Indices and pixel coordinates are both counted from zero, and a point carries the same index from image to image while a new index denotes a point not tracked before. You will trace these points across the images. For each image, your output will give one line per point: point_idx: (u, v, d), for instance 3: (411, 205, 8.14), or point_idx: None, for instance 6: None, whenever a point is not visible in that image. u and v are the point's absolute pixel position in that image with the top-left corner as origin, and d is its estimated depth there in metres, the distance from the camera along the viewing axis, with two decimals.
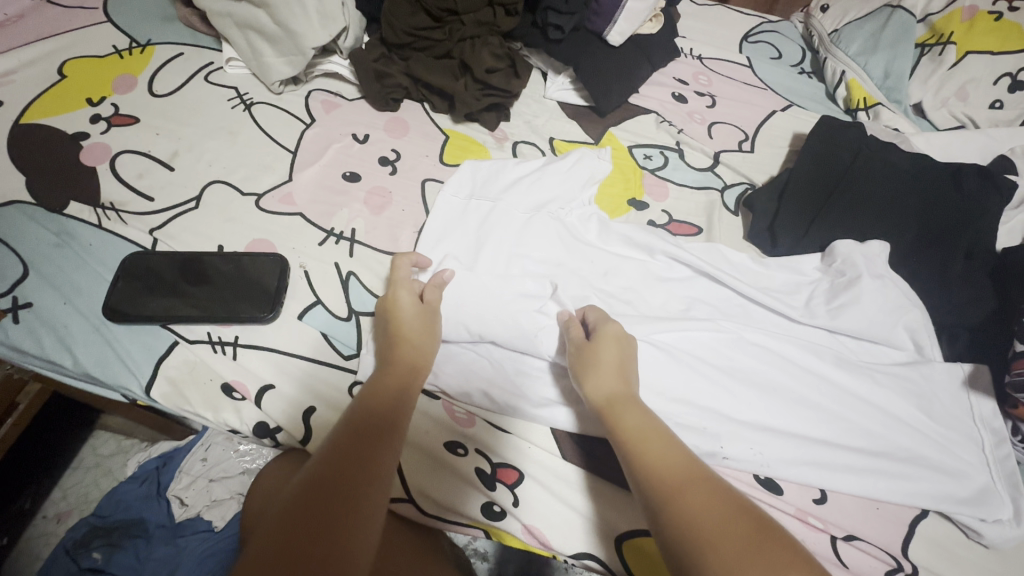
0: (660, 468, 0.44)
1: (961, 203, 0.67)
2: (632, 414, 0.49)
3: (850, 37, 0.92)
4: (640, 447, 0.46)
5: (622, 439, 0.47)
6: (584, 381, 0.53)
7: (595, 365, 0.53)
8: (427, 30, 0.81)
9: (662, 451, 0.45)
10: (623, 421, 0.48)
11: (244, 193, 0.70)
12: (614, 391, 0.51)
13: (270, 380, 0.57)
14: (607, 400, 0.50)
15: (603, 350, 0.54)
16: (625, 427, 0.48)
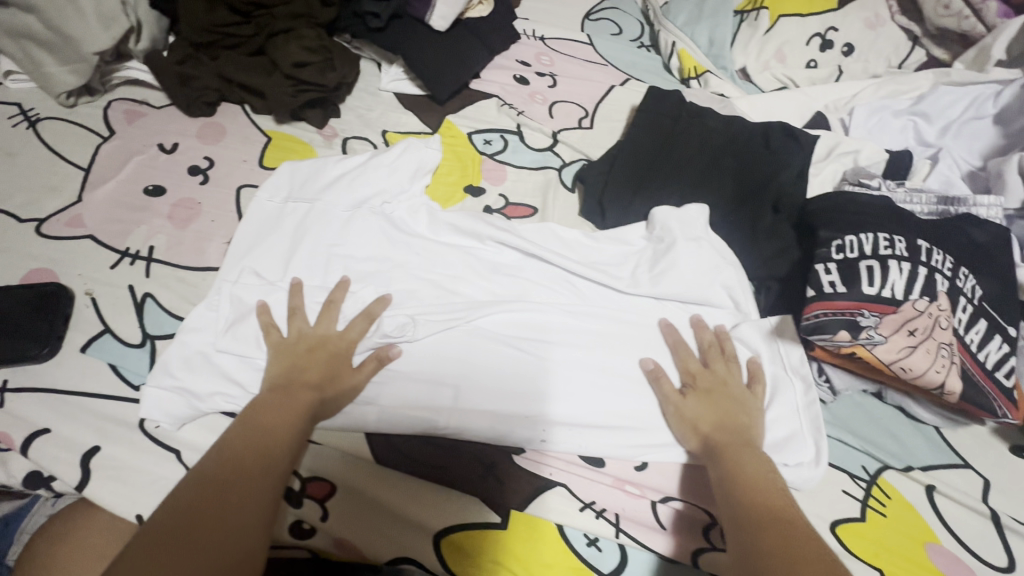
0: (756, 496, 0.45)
1: (767, 161, 0.70)
2: (750, 457, 0.49)
3: (677, 9, 0.94)
4: (755, 486, 0.46)
5: (736, 472, 0.48)
6: (694, 425, 0.53)
7: (712, 405, 0.54)
8: (233, 26, 0.76)
9: (771, 496, 0.45)
10: (740, 460, 0.49)
11: (22, 220, 0.63)
12: (725, 436, 0.52)
13: (44, 424, 0.51)
14: (714, 439, 0.52)
15: (706, 403, 0.54)
16: (737, 464, 0.48)
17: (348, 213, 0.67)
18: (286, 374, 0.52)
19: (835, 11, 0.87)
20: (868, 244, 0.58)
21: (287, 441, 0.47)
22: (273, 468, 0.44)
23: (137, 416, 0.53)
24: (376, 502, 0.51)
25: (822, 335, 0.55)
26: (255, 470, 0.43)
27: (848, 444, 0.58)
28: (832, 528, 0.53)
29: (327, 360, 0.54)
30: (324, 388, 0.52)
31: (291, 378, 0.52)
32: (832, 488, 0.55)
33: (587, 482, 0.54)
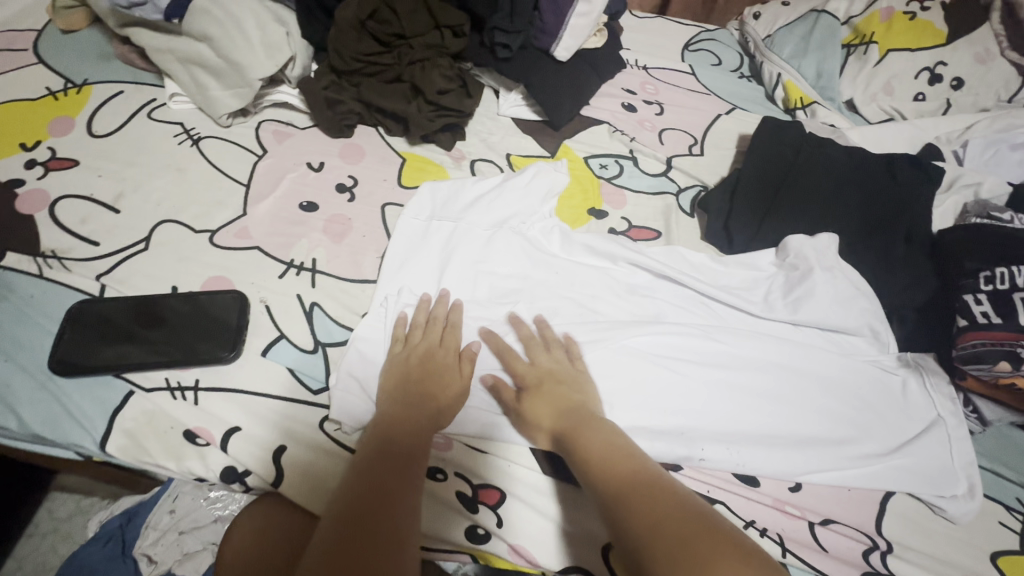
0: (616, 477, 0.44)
1: (896, 192, 0.71)
2: (593, 435, 0.49)
3: (782, 41, 0.96)
4: (600, 469, 0.46)
5: (584, 455, 0.48)
6: (539, 427, 0.54)
7: (539, 400, 0.55)
8: (376, 55, 0.81)
9: (623, 468, 0.45)
10: (585, 440, 0.49)
11: (197, 231, 0.68)
12: (567, 421, 0.52)
13: (236, 423, 0.55)
14: (559, 429, 0.52)
15: (540, 399, 0.55)
16: (583, 447, 0.48)
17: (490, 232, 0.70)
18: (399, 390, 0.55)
19: (944, 46, 0.89)
20: (1020, 277, 0.58)
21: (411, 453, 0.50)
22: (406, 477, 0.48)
23: (317, 418, 0.56)
24: (542, 510, 0.54)
25: (980, 365, 0.57)
26: (390, 480, 0.47)
27: (1002, 476, 0.58)
28: (992, 558, 0.53)
29: (432, 373, 0.57)
30: (437, 399, 0.55)
31: (405, 391, 0.55)
32: (990, 519, 0.55)
33: (743, 501, 0.56)
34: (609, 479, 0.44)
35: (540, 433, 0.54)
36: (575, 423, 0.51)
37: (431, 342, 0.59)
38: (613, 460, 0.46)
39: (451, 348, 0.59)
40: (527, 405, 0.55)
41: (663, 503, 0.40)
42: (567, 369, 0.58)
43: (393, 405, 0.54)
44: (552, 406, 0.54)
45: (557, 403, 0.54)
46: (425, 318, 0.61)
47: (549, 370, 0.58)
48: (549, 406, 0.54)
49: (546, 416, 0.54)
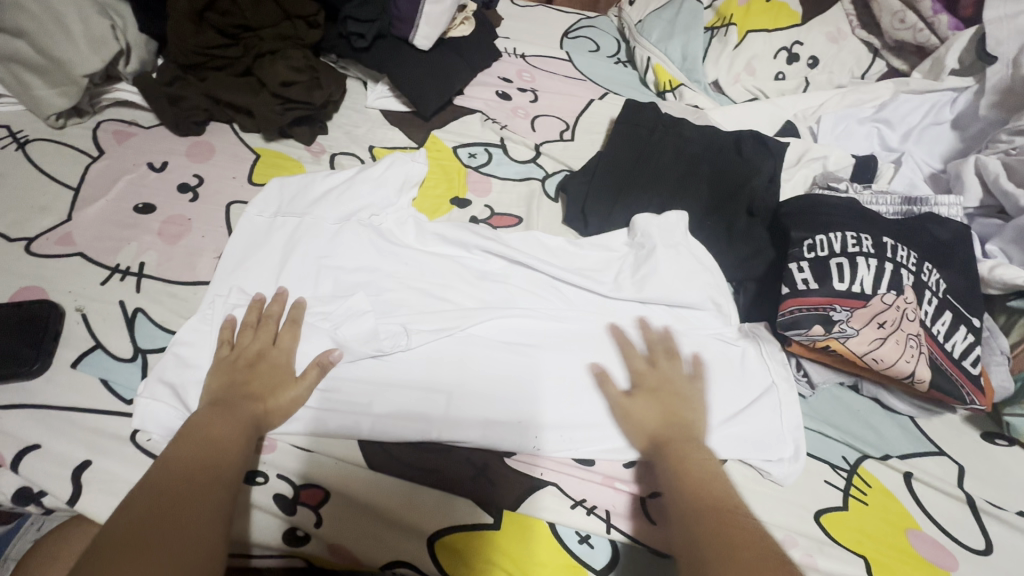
0: (704, 494, 0.47)
1: (741, 168, 0.73)
2: (694, 453, 0.51)
3: (651, 26, 0.98)
4: (694, 485, 0.48)
5: (684, 466, 0.50)
6: (632, 430, 0.55)
7: (651, 402, 0.56)
8: (220, 48, 0.77)
9: (710, 491, 0.47)
10: (688, 458, 0.50)
11: (12, 239, 0.63)
12: (670, 433, 0.53)
13: (34, 440, 0.51)
14: (661, 437, 0.53)
15: (647, 403, 0.56)
16: (683, 461, 0.50)
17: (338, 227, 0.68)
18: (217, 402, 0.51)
19: (800, 26, 0.92)
20: (837, 243, 0.60)
21: (230, 459, 0.47)
22: (215, 482, 0.45)
23: (129, 429, 0.53)
24: (370, 506, 0.52)
25: (797, 330, 0.57)
26: (197, 487, 0.44)
27: (829, 436, 0.60)
28: (816, 518, 0.55)
29: (258, 381, 0.54)
30: (260, 408, 0.51)
31: (229, 394, 0.52)
32: (815, 479, 0.57)
33: (578, 482, 0.55)
34: (702, 496, 0.47)
35: (638, 433, 0.54)
36: (680, 439, 0.53)
37: (261, 348, 0.56)
38: (710, 485, 0.48)
39: (285, 349, 0.57)
40: (636, 403, 0.56)
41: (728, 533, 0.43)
42: (682, 379, 0.58)
43: (207, 417, 0.49)
44: (661, 411, 0.55)
45: (667, 411, 0.55)
46: (256, 317, 0.59)
47: (667, 379, 0.58)
48: (655, 412, 0.55)
49: (652, 419, 0.54)
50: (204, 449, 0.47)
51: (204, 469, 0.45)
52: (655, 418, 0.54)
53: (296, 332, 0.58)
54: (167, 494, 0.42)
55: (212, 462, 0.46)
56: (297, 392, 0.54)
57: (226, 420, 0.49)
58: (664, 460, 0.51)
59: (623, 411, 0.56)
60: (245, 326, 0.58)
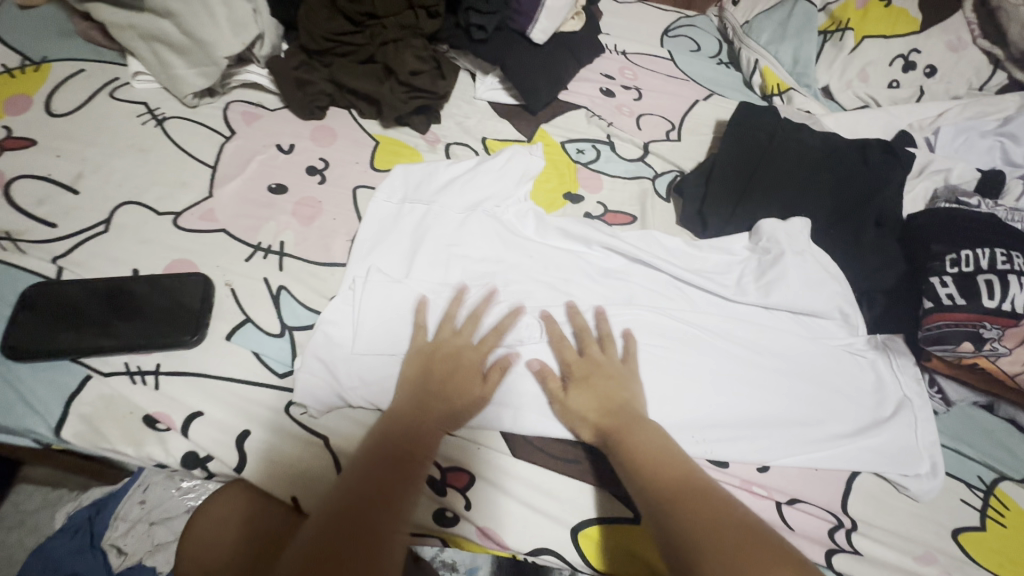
0: (660, 476, 0.46)
1: (868, 177, 0.72)
2: (634, 435, 0.50)
3: (760, 27, 0.96)
4: (649, 469, 0.47)
5: (625, 454, 0.49)
6: (576, 424, 0.54)
7: (591, 388, 0.55)
8: (347, 35, 0.79)
9: (668, 472, 0.46)
10: (634, 440, 0.49)
11: (160, 213, 0.66)
12: (611, 422, 0.52)
13: (198, 407, 0.53)
14: (607, 426, 0.52)
15: (581, 394, 0.54)
16: (632, 450, 0.49)
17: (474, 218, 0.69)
18: (418, 390, 0.53)
19: (919, 33, 0.89)
20: (984, 259, 0.59)
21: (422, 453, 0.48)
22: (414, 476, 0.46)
23: (284, 402, 0.55)
24: (511, 492, 0.53)
25: (942, 346, 0.58)
26: (394, 477, 0.45)
27: (965, 455, 0.59)
28: (954, 536, 0.54)
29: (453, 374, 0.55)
30: (456, 404, 0.53)
31: (424, 383, 0.54)
32: (952, 497, 0.56)
33: None
34: (657, 485, 0.45)
35: (582, 423, 0.53)
36: (615, 428, 0.51)
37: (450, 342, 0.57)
38: (658, 469, 0.46)
39: (470, 348, 0.57)
40: (573, 396, 0.55)
41: (709, 507, 0.42)
42: (619, 372, 0.57)
43: (413, 405, 0.52)
44: (599, 401, 0.54)
45: (604, 398, 0.54)
46: (457, 306, 0.60)
47: (600, 364, 0.57)
48: (597, 402, 0.54)
49: (599, 406, 0.53)
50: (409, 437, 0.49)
51: (399, 457, 0.47)
52: (604, 406, 0.53)
53: (495, 338, 0.58)
54: (377, 472, 0.45)
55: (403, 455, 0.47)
56: (486, 387, 0.54)
57: (431, 413, 0.52)
58: (615, 448, 0.50)
59: (562, 405, 0.55)
60: (445, 315, 0.60)
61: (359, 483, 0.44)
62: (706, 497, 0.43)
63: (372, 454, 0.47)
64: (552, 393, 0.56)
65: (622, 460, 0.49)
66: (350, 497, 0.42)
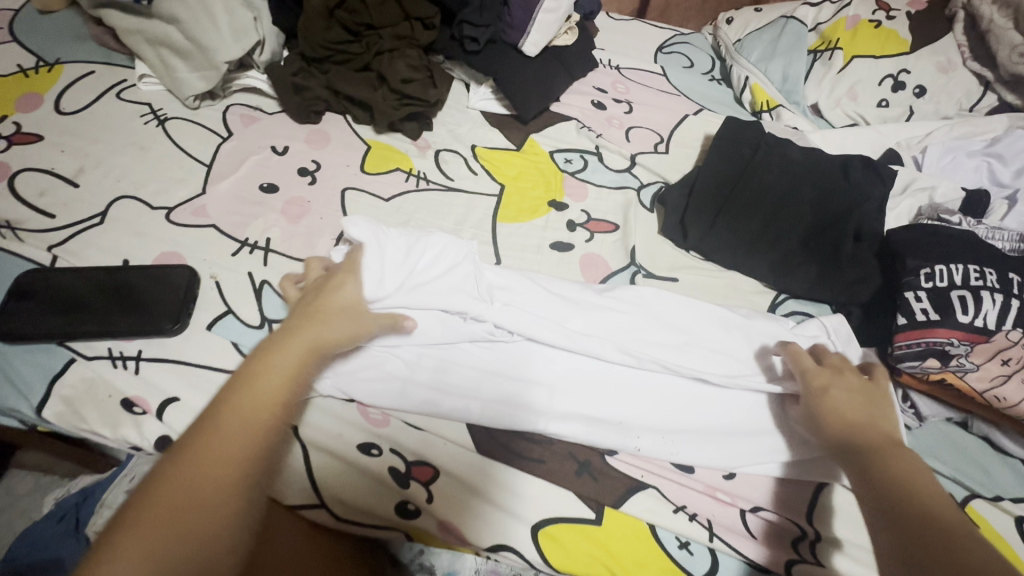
0: (926, 494, 0.42)
1: (848, 191, 0.72)
2: (899, 456, 0.46)
3: (751, 46, 0.99)
4: (910, 486, 0.43)
5: (885, 472, 0.44)
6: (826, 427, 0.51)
7: (833, 398, 0.52)
8: (345, 44, 0.82)
9: (928, 490, 0.42)
10: (892, 460, 0.45)
11: (154, 207, 0.68)
12: (869, 435, 0.48)
13: (174, 393, 0.55)
14: (852, 441, 0.48)
15: (840, 397, 0.52)
16: (885, 467, 0.45)
17: (415, 297, 0.57)
18: (263, 365, 0.45)
19: (908, 54, 0.91)
20: (958, 274, 0.61)
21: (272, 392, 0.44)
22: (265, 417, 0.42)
23: None
24: (476, 489, 0.53)
25: (915, 363, 0.59)
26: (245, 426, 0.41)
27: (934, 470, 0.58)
28: None
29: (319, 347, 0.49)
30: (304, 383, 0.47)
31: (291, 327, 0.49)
32: None
33: (677, 487, 0.56)
34: (914, 500, 0.41)
35: (836, 418, 0.50)
36: (870, 438, 0.48)
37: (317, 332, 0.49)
38: (927, 482, 0.43)
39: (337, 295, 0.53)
40: (835, 393, 0.52)
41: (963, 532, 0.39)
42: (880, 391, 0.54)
43: (269, 377, 0.44)
44: (863, 403, 0.51)
45: (862, 406, 0.51)
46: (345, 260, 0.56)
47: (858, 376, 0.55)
48: (863, 409, 0.51)
49: (860, 419, 0.50)
50: (257, 430, 0.41)
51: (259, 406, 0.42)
52: (866, 420, 0.50)
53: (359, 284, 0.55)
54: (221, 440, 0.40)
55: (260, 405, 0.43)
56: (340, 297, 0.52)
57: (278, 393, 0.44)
58: (862, 457, 0.47)
59: (822, 406, 0.52)
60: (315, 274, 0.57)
61: (189, 492, 0.37)
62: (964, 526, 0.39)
63: (217, 454, 0.39)
64: (808, 404, 0.53)
65: (876, 474, 0.45)
66: (213, 482, 0.38)
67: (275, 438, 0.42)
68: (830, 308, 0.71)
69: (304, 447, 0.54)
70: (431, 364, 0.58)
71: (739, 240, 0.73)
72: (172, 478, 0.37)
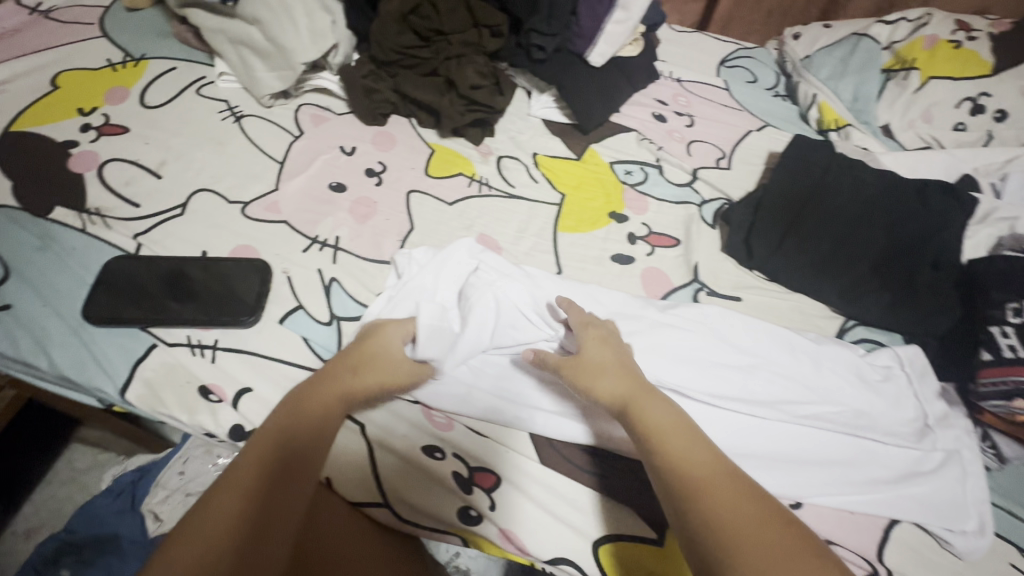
0: (694, 464, 0.42)
1: (926, 217, 0.70)
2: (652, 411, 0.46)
3: (821, 62, 0.96)
4: (665, 444, 0.44)
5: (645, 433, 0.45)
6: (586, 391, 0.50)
7: (592, 366, 0.51)
8: (415, 49, 0.84)
9: (687, 450, 0.43)
10: (647, 417, 0.46)
11: (231, 201, 0.71)
12: (630, 390, 0.48)
13: (248, 384, 0.57)
14: (618, 397, 0.48)
15: (592, 355, 0.52)
16: (643, 422, 0.46)
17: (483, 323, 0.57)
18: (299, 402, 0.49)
19: (990, 77, 0.87)
20: None
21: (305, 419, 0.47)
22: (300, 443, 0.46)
23: None
24: (537, 499, 0.53)
25: (1003, 400, 0.58)
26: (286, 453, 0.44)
27: (1018, 516, 0.56)
28: None
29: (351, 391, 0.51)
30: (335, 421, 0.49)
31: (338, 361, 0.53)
32: (999, 558, 0.54)
33: None
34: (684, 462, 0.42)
35: (592, 386, 0.50)
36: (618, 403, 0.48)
37: (347, 379, 0.51)
38: (697, 443, 0.44)
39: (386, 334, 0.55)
40: (591, 353, 0.52)
41: (740, 498, 0.39)
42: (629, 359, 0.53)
43: (302, 408, 0.48)
44: (615, 364, 0.51)
45: (616, 369, 0.51)
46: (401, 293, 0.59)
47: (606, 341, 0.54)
48: (617, 371, 0.50)
49: (611, 381, 0.50)
50: (276, 458, 0.44)
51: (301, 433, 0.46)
52: (613, 383, 0.49)
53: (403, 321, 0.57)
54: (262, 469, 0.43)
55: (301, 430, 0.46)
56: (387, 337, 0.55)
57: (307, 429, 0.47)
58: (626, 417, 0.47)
59: (573, 371, 0.52)
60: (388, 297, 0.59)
61: (220, 502, 0.40)
62: (751, 496, 0.40)
63: (247, 470, 0.43)
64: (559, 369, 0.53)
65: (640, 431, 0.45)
66: (240, 496, 0.41)
67: (302, 460, 0.45)
68: (902, 337, 0.68)
69: (371, 445, 0.55)
70: (493, 371, 0.58)
71: (808, 262, 0.71)
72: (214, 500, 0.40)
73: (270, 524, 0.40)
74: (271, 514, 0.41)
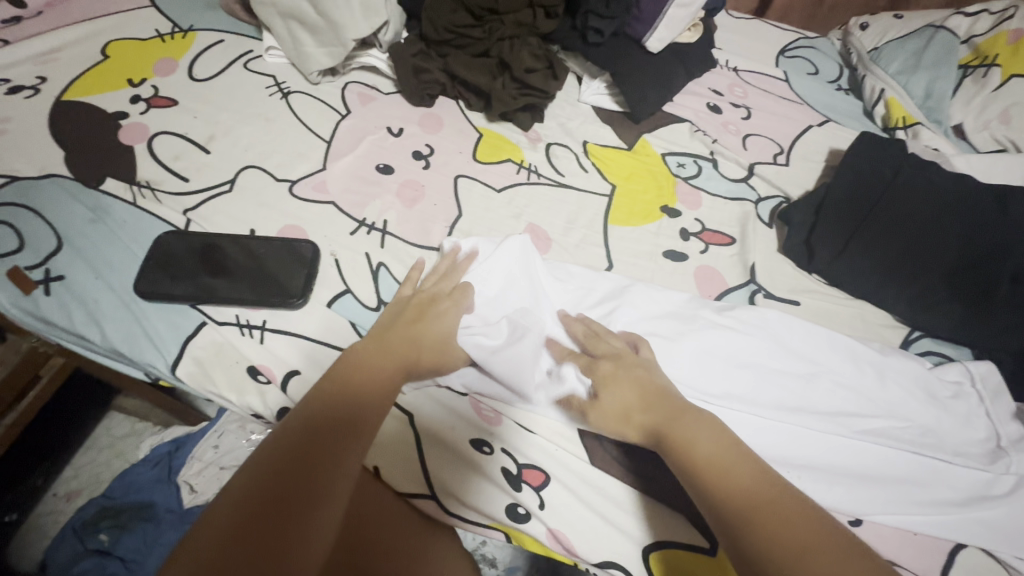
0: (740, 490, 0.41)
1: (1006, 225, 0.65)
2: (696, 434, 0.45)
3: (891, 55, 0.92)
4: (705, 471, 0.43)
5: (689, 458, 0.44)
6: (621, 424, 0.49)
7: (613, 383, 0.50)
8: (467, 28, 0.81)
9: (739, 473, 0.42)
10: (691, 439, 0.45)
11: (278, 179, 0.70)
12: (659, 413, 0.48)
13: (296, 366, 0.56)
14: (650, 425, 0.48)
15: (614, 385, 0.50)
16: (683, 449, 0.45)
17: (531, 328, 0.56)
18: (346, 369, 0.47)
19: None
20: None
21: (355, 386, 0.45)
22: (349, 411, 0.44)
23: None
24: (585, 500, 0.52)
25: None
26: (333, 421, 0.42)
27: None
28: None
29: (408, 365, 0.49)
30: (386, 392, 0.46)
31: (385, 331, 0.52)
32: None
33: None
34: (733, 490, 0.41)
35: (627, 421, 0.49)
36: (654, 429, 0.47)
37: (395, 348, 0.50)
38: (737, 465, 0.42)
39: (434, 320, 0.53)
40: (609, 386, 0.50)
41: (796, 522, 0.38)
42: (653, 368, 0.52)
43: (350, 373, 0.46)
44: (636, 388, 0.50)
45: (642, 391, 0.49)
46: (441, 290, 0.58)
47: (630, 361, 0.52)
48: (641, 393, 0.49)
49: (647, 407, 0.48)
50: (318, 421, 0.42)
51: (349, 402, 0.44)
52: (651, 409, 0.48)
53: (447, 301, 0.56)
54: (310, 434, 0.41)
55: (347, 397, 0.44)
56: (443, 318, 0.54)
57: (356, 388, 0.45)
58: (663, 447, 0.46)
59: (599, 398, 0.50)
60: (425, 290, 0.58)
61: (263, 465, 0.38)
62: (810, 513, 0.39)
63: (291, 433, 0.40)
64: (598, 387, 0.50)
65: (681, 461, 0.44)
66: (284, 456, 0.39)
67: (346, 425, 0.43)
68: (970, 351, 0.66)
69: (418, 434, 0.54)
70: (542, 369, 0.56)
71: (874, 266, 0.67)
72: (256, 462, 0.38)
73: (314, 487, 0.38)
74: (312, 475, 0.38)
